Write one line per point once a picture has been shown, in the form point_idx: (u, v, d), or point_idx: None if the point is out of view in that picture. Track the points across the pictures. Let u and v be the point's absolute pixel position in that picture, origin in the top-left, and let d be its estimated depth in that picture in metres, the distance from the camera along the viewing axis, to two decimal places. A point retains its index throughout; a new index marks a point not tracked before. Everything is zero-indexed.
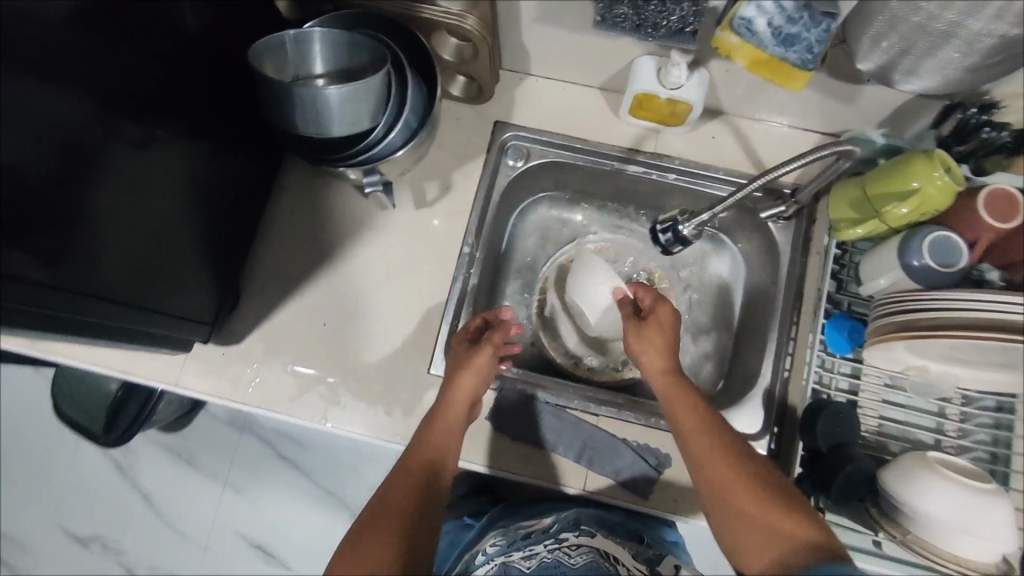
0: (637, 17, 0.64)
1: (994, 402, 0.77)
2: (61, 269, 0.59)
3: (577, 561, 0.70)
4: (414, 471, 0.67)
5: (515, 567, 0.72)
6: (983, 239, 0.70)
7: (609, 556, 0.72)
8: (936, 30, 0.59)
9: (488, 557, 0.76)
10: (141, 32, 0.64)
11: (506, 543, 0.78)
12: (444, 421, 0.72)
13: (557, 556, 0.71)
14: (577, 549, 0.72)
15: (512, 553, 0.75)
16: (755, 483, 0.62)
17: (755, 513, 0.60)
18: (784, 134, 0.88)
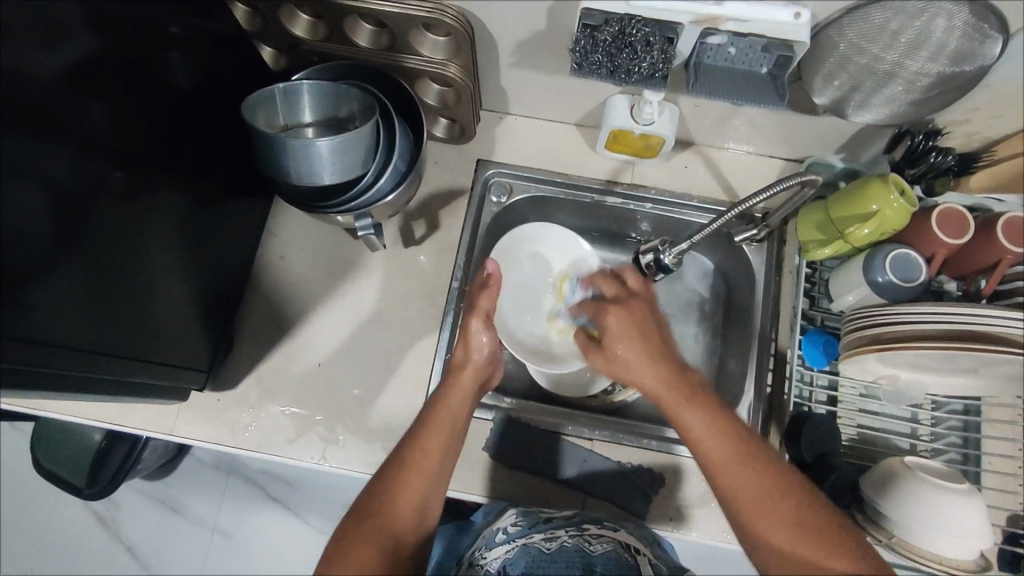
0: (611, 64, 0.67)
1: (962, 405, 0.82)
2: (57, 328, 0.59)
3: (598, 549, 0.72)
4: (406, 468, 0.66)
5: (536, 548, 0.73)
6: (940, 254, 0.75)
7: (630, 548, 0.73)
8: (881, 70, 0.66)
9: (507, 537, 0.75)
10: (132, 91, 0.66)
11: (527, 523, 0.76)
12: (444, 413, 0.71)
13: (578, 542, 0.74)
14: (598, 537, 0.74)
15: (532, 535, 0.75)
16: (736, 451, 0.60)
17: (785, 532, 0.56)
18: (751, 161, 0.94)
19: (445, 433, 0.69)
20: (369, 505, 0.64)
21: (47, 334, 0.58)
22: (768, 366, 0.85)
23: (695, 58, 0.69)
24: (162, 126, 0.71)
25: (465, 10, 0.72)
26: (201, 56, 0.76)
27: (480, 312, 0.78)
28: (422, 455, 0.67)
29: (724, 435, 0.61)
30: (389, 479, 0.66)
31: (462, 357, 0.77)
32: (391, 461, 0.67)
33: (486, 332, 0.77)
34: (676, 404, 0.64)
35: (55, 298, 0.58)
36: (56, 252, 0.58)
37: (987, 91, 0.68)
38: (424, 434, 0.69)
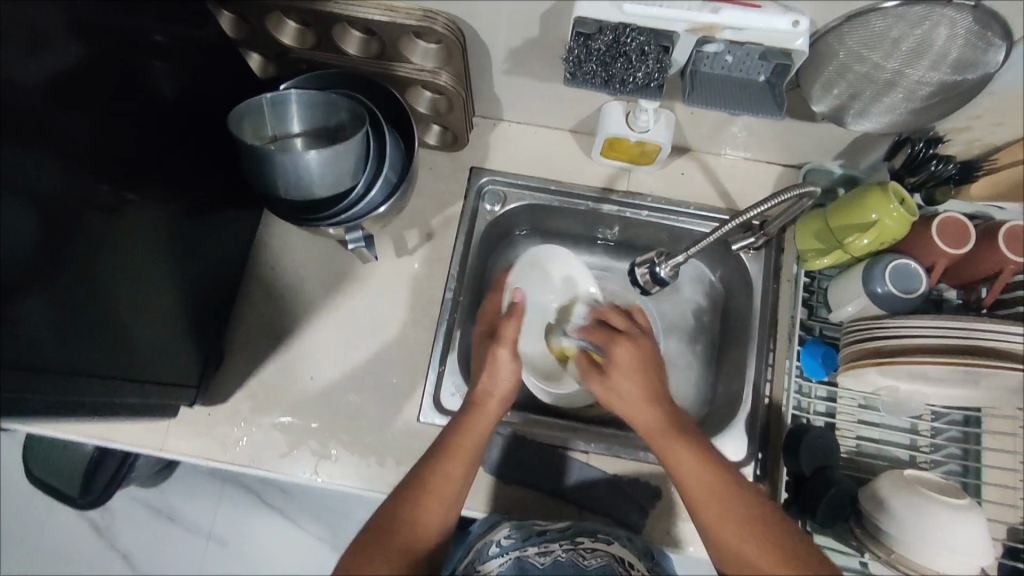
0: (606, 73, 0.65)
1: (961, 416, 0.81)
2: (42, 351, 0.58)
3: (592, 563, 0.71)
4: (425, 489, 0.66)
5: (530, 563, 0.72)
6: (940, 263, 0.74)
7: (624, 563, 0.72)
8: (882, 78, 0.64)
9: (500, 551, 0.74)
10: (116, 104, 0.64)
11: (521, 536, 0.74)
12: (467, 437, 0.70)
13: (572, 557, 0.72)
14: (592, 552, 0.73)
15: (526, 548, 0.73)
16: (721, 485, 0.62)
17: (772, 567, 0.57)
18: (748, 167, 0.92)
19: (467, 457, 0.69)
20: (385, 521, 0.63)
21: (34, 358, 0.57)
22: (766, 377, 0.84)
23: (691, 66, 0.68)
24: (148, 138, 0.69)
25: (456, 17, 0.71)
26: (187, 65, 0.74)
27: (506, 339, 0.75)
28: (444, 480, 0.67)
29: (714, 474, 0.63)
30: (409, 499, 0.65)
31: (486, 386, 0.74)
32: (411, 479, 0.67)
33: (514, 360, 0.74)
34: (659, 437, 0.67)
35: (37, 318, 0.57)
36: (40, 272, 0.56)
37: (989, 99, 0.67)
38: (448, 456, 0.68)
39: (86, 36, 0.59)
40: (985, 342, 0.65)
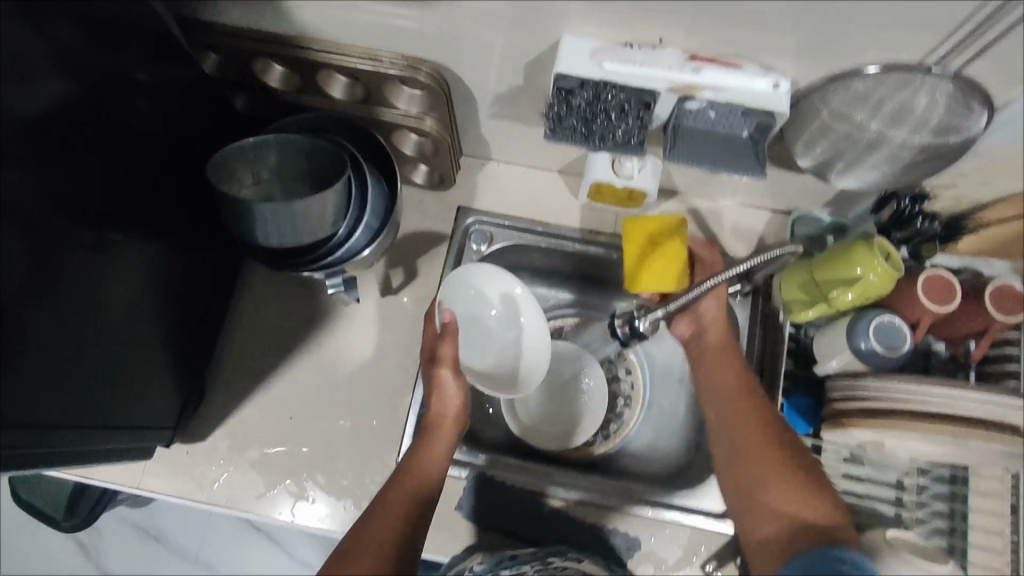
0: (586, 128, 0.65)
1: (948, 473, 0.79)
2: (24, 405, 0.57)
3: None
4: (382, 512, 0.65)
5: None
6: (925, 319, 0.73)
7: None
8: (866, 139, 0.64)
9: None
10: (96, 151, 0.64)
11: (494, 562, 0.76)
12: (423, 459, 0.71)
13: None
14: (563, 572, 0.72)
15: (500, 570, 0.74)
16: (762, 418, 0.70)
17: (785, 493, 0.63)
18: (736, 212, 0.92)
19: (427, 478, 0.70)
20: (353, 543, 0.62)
21: (16, 411, 0.57)
22: None
23: (675, 121, 0.67)
24: (130, 180, 0.69)
25: (440, 66, 0.71)
26: (172, 108, 0.74)
27: (445, 360, 0.75)
28: (402, 497, 0.67)
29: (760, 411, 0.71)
30: (368, 521, 0.64)
31: (437, 408, 0.75)
32: (373, 504, 0.67)
33: (457, 379, 0.75)
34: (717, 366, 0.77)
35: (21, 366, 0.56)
36: (21, 323, 0.56)
37: (974, 160, 0.67)
38: (401, 479, 0.69)
39: (68, 83, 0.60)
40: (992, 417, 0.67)
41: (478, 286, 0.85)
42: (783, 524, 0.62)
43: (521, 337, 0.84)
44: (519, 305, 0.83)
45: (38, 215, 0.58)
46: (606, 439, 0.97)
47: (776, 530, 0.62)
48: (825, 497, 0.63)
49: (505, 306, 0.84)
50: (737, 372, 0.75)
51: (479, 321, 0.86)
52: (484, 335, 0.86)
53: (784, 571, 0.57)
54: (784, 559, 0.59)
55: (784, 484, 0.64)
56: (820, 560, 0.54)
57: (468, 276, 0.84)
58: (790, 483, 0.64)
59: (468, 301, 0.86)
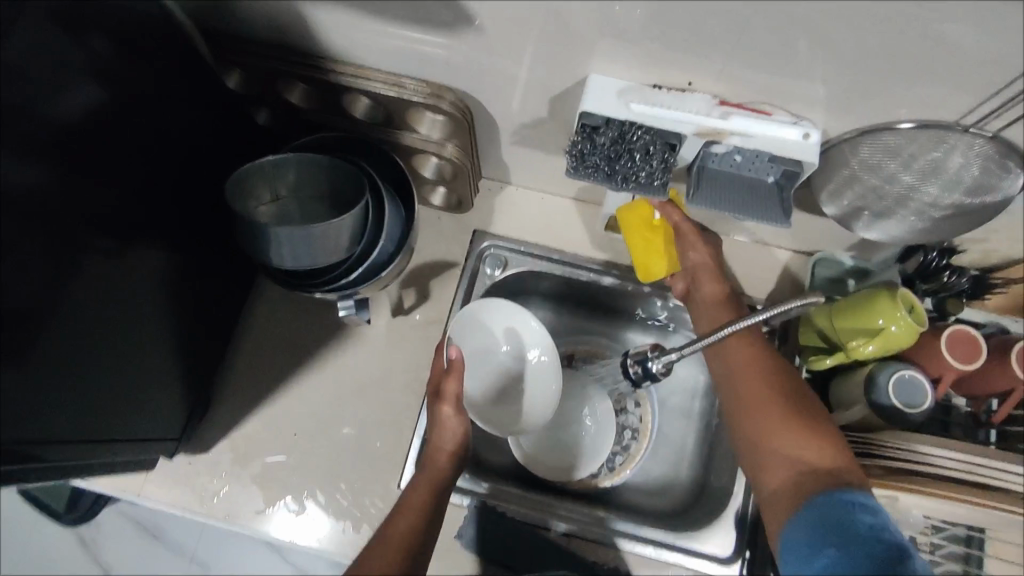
0: (609, 167, 0.64)
1: (964, 532, 0.77)
2: (33, 418, 0.57)
3: None
4: (381, 544, 0.64)
5: None
6: (948, 377, 0.71)
7: None
8: (896, 192, 0.62)
9: None
10: (119, 164, 0.64)
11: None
12: (419, 492, 0.70)
13: None
14: None
15: None
16: (763, 366, 0.69)
17: (790, 441, 0.62)
18: (755, 250, 0.90)
19: (423, 509, 0.68)
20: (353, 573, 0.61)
21: (23, 424, 0.56)
22: None
23: (699, 162, 0.66)
24: (151, 191, 0.69)
25: (465, 94, 0.71)
26: (194, 122, 0.74)
27: (448, 396, 0.75)
28: (400, 527, 0.66)
29: (759, 360, 0.69)
30: (367, 553, 0.63)
31: (435, 440, 0.74)
32: (373, 538, 0.65)
33: (458, 415, 0.75)
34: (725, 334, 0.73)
35: (34, 375, 0.56)
36: (37, 332, 0.56)
37: (1007, 217, 0.65)
38: (400, 513, 0.68)
39: (99, 97, 0.59)
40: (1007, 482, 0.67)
41: (486, 323, 0.87)
42: (791, 474, 0.60)
43: (535, 376, 0.86)
44: (529, 340, 0.86)
45: (63, 227, 0.58)
46: (612, 472, 0.94)
47: (788, 479, 0.60)
48: (838, 447, 0.60)
49: (512, 342, 0.87)
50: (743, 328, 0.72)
51: (489, 357, 0.88)
52: (494, 371, 0.88)
53: (795, 520, 0.55)
54: (796, 508, 0.57)
55: (800, 441, 0.61)
56: (841, 510, 0.53)
57: (489, 309, 0.86)
58: (806, 437, 0.61)
59: (477, 340, 0.87)
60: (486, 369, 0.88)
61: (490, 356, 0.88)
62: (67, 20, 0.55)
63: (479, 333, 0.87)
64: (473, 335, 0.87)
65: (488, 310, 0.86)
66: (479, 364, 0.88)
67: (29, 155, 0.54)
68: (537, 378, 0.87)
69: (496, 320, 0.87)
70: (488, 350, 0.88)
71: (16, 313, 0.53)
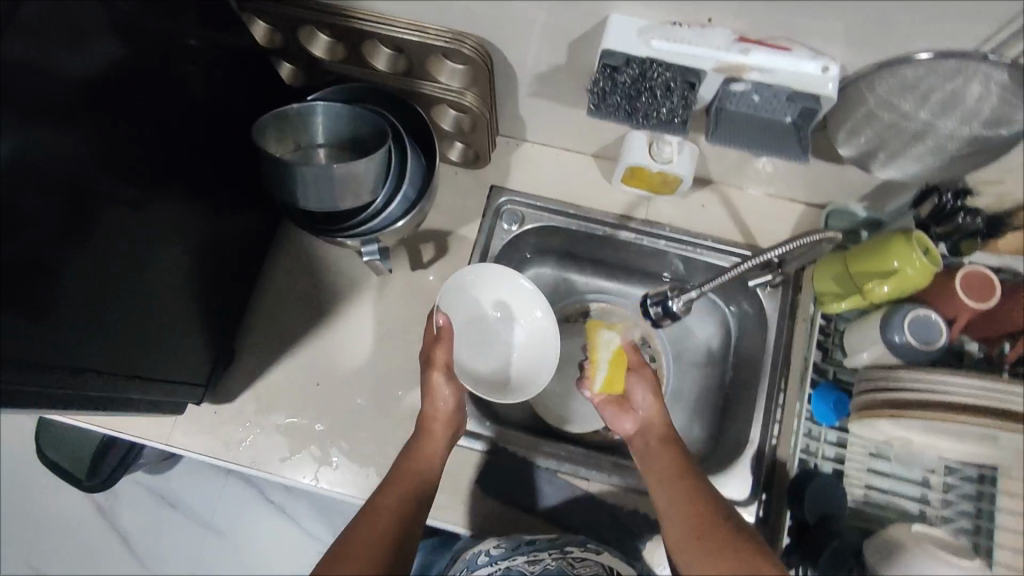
0: (630, 106, 0.65)
1: (975, 471, 0.78)
2: (61, 343, 0.59)
3: None
4: (373, 513, 0.66)
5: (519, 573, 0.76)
6: (963, 317, 0.72)
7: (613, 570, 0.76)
8: (912, 127, 0.63)
9: (490, 561, 0.77)
10: (146, 109, 0.65)
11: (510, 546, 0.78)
12: (419, 460, 0.73)
13: (562, 565, 0.76)
14: (582, 561, 0.76)
15: (515, 558, 0.77)
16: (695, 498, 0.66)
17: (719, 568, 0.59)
18: (770, 204, 0.91)
19: (422, 480, 0.71)
20: (353, 532, 0.63)
21: (48, 348, 0.58)
22: (776, 417, 0.84)
23: (719, 103, 0.67)
24: (176, 140, 0.71)
25: (485, 40, 0.71)
26: (217, 73, 0.75)
27: (439, 364, 0.78)
28: (401, 496, 0.68)
29: (687, 491, 0.67)
30: (360, 523, 0.65)
31: (428, 410, 0.77)
32: (367, 506, 0.67)
33: (450, 384, 0.78)
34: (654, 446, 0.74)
35: (60, 309, 0.58)
36: (57, 272, 0.57)
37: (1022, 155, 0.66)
38: (392, 483, 0.70)
39: (120, 49, 0.60)
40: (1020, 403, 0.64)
41: (477, 291, 0.88)
42: None
43: (534, 334, 0.88)
44: (523, 308, 0.88)
45: (80, 187, 0.58)
46: None
47: None
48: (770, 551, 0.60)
49: (502, 311, 0.89)
50: (667, 451, 0.72)
51: (481, 324, 0.89)
52: (489, 337, 0.89)
53: None
54: None
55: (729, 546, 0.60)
56: None
57: (476, 277, 0.86)
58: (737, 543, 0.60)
59: (466, 308, 0.87)
60: (482, 333, 0.89)
61: (481, 323, 0.89)
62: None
63: (467, 301, 0.87)
64: (463, 301, 0.87)
65: (472, 277, 0.86)
66: (470, 330, 0.88)
67: (41, 117, 0.54)
68: (536, 337, 0.88)
69: (481, 287, 0.87)
70: (477, 317, 0.88)
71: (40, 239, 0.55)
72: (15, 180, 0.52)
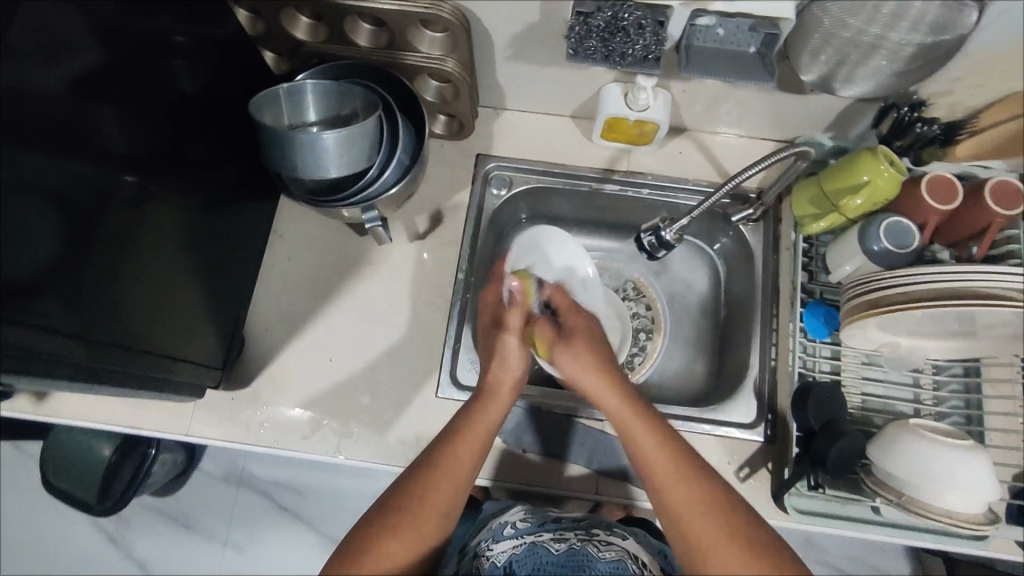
0: (606, 48, 0.70)
1: (962, 367, 0.83)
2: (83, 317, 0.62)
3: (605, 555, 0.72)
4: (430, 477, 0.65)
5: (543, 546, 0.74)
6: (932, 221, 0.78)
7: (635, 558, 0.74)
8: (864, 42, 0.68)
9: (515, 533, 0.78)
10: (144, 96, 0.68)
11: (537, 522, 0.79)
12: (481, 422, 0.70)
13: (587, 546, 0.73)
14: (606, 546, 0.74)
15: (541, 534, 0.76)
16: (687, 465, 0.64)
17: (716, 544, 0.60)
18: (742, 144, 0.96)
19: (478, 443, 0.69)
20: (397, 497, 0.64)
21: (70, 323, 0.60)
22: (771, 341, 0.88)
23: (686, 41, 0.72)
24: (172, 128, 0.73)
25: (461, 4, 0.75)
26: (206, 64, 0.77)
27: (512, 327, 0.75)
28: (454, 461, 0.67)
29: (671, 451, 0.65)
30: (416, 484, 0.65)
31: (497, 372, 0.74)
32: (422, 461, 0.67)
33: (520, 347, 0.74)
34: (629, 423, 0.67)
35: (73, 302, 0.61)
36: (66, 267, 0.59)
37: (966, 60, 0.71)
38: (455, 445, 0.68)
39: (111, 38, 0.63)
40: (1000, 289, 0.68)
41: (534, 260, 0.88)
42: None
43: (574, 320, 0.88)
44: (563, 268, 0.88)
45: (74, 191, 0.60)
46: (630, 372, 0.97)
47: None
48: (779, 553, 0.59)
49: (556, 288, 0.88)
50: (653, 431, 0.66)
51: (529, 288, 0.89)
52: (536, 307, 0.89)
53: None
54: None
55: (733, 549, 0.59)
56: None
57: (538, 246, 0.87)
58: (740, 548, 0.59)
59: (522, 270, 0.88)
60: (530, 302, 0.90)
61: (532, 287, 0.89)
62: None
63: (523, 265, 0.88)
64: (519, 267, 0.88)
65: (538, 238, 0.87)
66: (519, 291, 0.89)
67: (26, 140, 0.55)
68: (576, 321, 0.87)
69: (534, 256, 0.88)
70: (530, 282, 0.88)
71: (49, 213, 0.57)
72: (17, 180, 0.54)
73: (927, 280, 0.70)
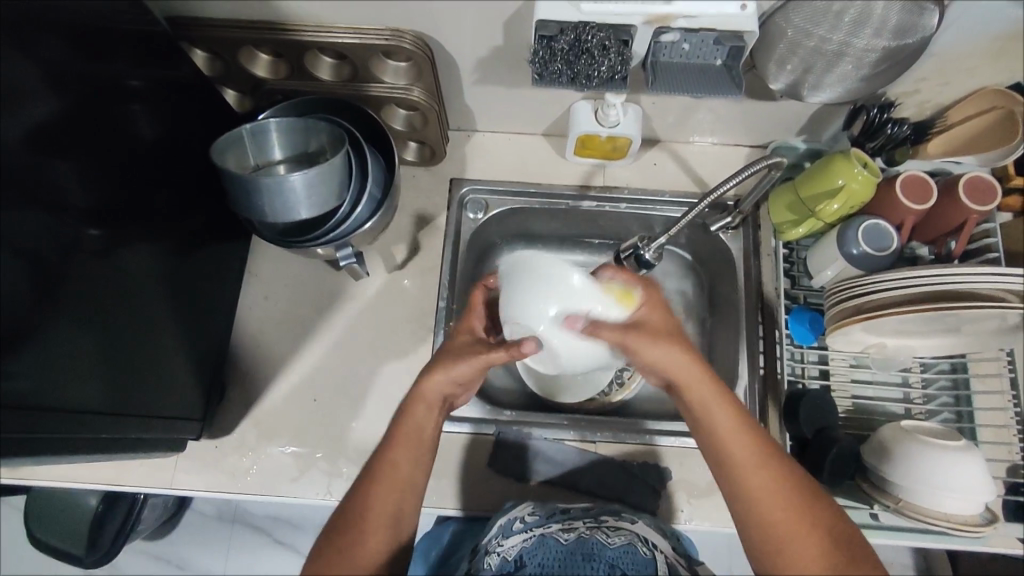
0: (572, 71, 0.69)
1: (949, 364, 0.84)
2: (45, 385, 0.58)
3: (616, 540, 0.71)
4: (374, 487, 0.61)
5: (554, 538, 0.72)
6: (909, 221, 0.78)
7: (647, 542, 0.72)
8: (830, 50, 0.68)
9: (525, 526, 0.75)
10: (102, 149, 0.65)
11: (545, 514, 0.77)
12: (413, 419, 0.66)
13: (597, 534, 0.72)
14: (616, 530, 0.73)
15: (549, 525, 0.75)
16: (767, 455, 0.59)
17: (793, 527, 0.56)
18: (718, 152, 0.96)
19: (414, 446, 0.64)
20: (344, 515, 0.61)
21: (36, 397, 0.57)
22: (759, 348, 0.86)
23: (652, 58, 0.71)
24: (130, 178, 0.70)
25: (423, 34, 0.74)
26: (165, 108, 0.74)
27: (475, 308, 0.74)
28: (392, 463, 0.63)
29: (750, 438, 0.60)
30: (360, 492, 0.62)
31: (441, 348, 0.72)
32: (363, 468, 0.64)
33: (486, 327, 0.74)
34: (708, 405, 0.62)
35: (42, 369, 0.58)
36: (38, 339, 0.57)
37: (931, 61, 0.71)
38: (394, 443, 0.64)
39: (60, 98, 0.60)
40: (982, 289, 0.68)
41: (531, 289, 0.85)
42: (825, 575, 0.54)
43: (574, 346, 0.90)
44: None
45: (35, 254, 0.57)
46: (622, 387, 0.97)
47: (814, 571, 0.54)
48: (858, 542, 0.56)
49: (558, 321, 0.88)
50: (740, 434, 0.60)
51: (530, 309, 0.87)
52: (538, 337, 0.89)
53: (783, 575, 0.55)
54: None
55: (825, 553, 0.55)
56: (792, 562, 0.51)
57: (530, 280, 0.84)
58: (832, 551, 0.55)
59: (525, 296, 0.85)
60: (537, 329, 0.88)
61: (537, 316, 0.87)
62: (15, 31, 0.55)
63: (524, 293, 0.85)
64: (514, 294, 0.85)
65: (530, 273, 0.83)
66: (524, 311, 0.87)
67: None
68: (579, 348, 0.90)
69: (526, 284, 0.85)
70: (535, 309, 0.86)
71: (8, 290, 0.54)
72: None
73: (908, 288, 0.70)
